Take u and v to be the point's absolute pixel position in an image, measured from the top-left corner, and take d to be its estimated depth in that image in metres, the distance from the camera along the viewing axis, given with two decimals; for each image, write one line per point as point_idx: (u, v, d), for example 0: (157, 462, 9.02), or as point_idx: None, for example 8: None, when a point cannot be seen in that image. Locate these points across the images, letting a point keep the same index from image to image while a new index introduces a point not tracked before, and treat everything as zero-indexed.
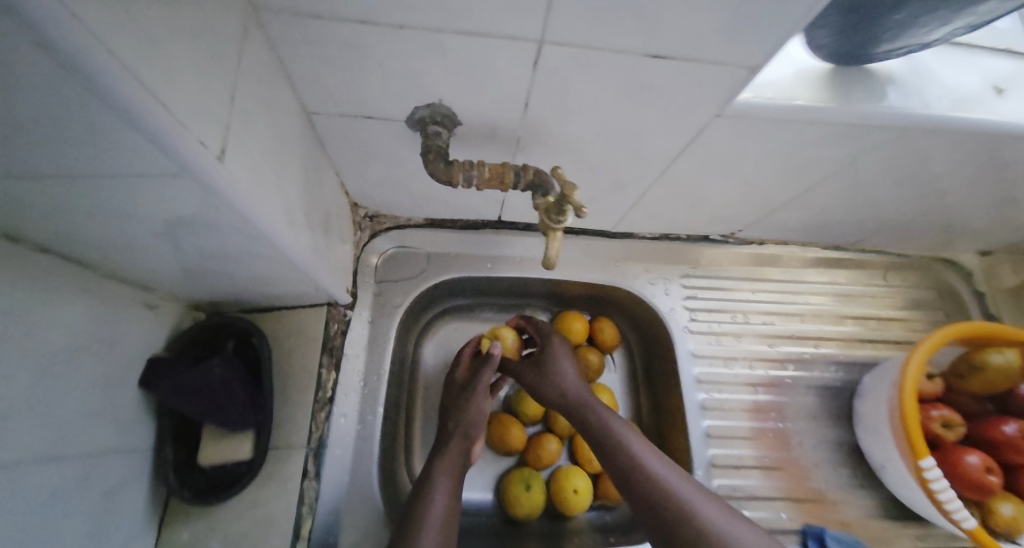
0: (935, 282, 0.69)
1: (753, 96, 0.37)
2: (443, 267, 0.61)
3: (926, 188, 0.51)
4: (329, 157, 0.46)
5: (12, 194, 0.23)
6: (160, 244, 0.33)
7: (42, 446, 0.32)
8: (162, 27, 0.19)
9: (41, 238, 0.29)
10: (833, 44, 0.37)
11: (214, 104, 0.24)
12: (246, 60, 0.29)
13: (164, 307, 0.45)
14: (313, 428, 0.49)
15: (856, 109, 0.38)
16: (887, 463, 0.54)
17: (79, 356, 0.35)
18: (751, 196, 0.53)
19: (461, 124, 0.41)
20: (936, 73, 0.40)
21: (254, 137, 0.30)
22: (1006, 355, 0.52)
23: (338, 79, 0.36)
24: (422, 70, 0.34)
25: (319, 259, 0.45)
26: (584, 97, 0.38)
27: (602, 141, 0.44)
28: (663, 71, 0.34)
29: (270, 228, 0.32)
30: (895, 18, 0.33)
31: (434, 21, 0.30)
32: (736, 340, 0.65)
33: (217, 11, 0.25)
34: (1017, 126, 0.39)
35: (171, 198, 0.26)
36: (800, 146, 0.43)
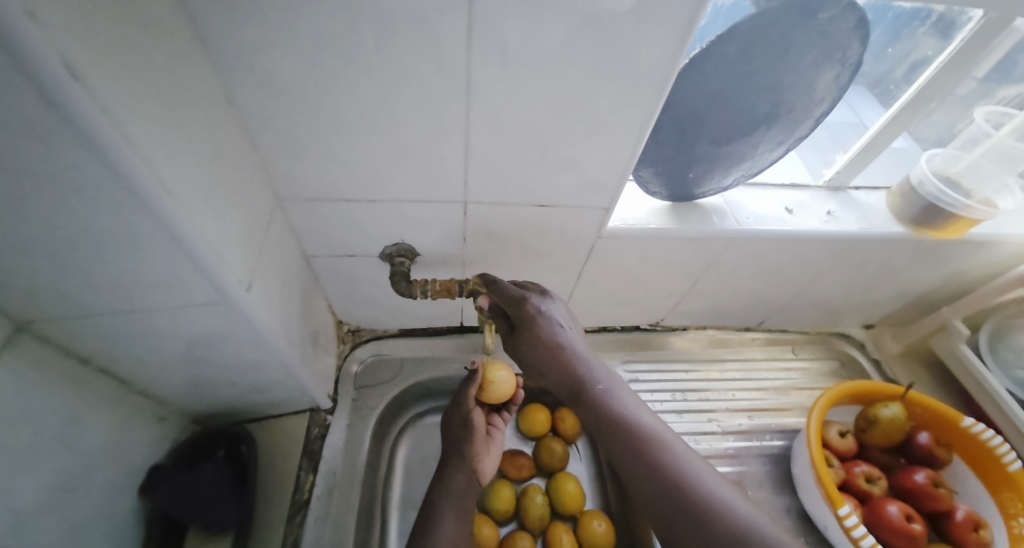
0: (835, 353, 0.80)
1: (619, 224, 0.54)
2: (417, 371, 0.69)
3: (785, 279, 0.66)
4: (321, 286, 0.60)
5: (107, 325, 0.36)
6: (186, 358, 0.43)
7: (52, 540, 0.37)
8: (226, 218, 0.35)
9: (101, 359, 0.40)
10: (664, 190, 0.55)
11: (248, 257, 0.39)
12: (270, 228, 0.45)
13: (171, 420, 0.52)
14: (287, 533, 0.51)
15: (691, 228, 0.55)
16: (827, 523, 0.56)
17: (99, 459, 0.42)
18: (655, 292, 0.68)
19: (420, 255, 0.56)
20: (742, 202, 0.59)
21: (269, 274, 0.44)
22: (891, 409, 0.58)
23: (330, 233, 0.52)
24: (389, 223, 0.51)
25: (307, 367, 0.54)
26: (504, 233, 0.54)
27: (526, 259, 0.59)
28: (550, 214, 0.51)
29: (272, 338, 0.43)
30: (689, 174, 0.52)
31: (395, 196, 0.47)
32: (679, 417, 0.70)
33: (256, 202, 0.41)
34: (808, 232, 0.56)
35: (207, 319, 0.38)
36: (668, 254, 0.58)
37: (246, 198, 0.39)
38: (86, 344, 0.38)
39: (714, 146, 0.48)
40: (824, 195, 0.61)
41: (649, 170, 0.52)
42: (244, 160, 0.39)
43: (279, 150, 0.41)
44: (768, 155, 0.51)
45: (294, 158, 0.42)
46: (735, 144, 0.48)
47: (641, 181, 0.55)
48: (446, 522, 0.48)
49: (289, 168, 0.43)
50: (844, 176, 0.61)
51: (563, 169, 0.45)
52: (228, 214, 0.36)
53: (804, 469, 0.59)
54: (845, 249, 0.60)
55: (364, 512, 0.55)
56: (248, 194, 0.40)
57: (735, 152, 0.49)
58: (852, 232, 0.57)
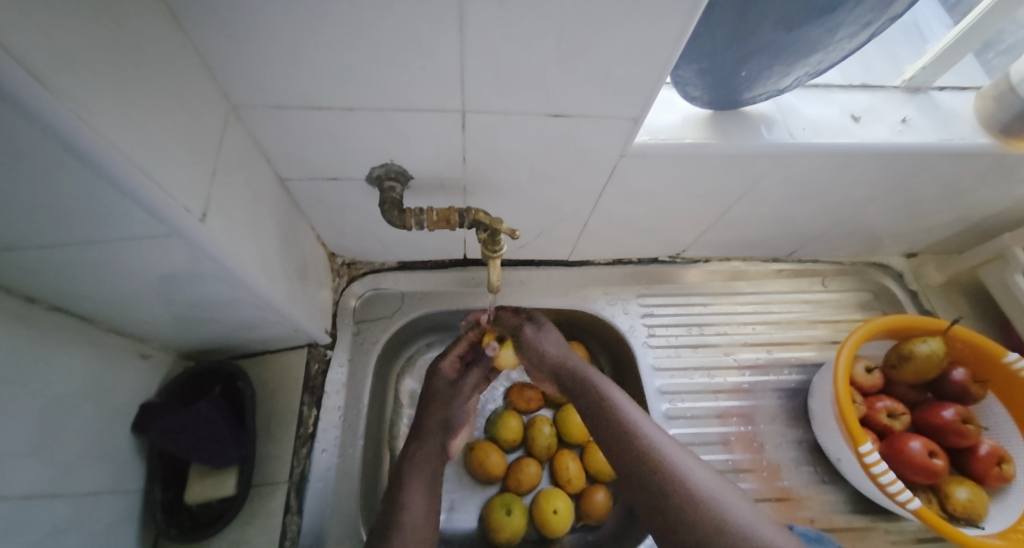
0: (870, 284, 0.74)
1: (648, 138, 0.45)
2: (419, 306, 0.64)
3: (832, 205, 0.58)
4: (304, 215, 0.54)
5: (39, 262, 0.30)
6: (153, 297, 0.38)
7: (45, 484, 0.36)
8: (157, 130, 0.28)
9: (53, 299, 0.36)
10: (705, 94, 0.45)
11: (197, 180, 0.32)
12: (225, 144, 0.37)
13: (157, 358, 0.49)
14: (293, 464, 0.51)
15: (735, 143, 0.45)
16: (840, 455, 0.55)
17: (80, 402, 0.40)
18: (680, 221, 0.60)
19: (414, 179, 0.49)
20: (798, 108, 0.49)
21: (232, 200, 0.37)
22: (929, 344, 0.54)
23: (304, 150, 0.44)
24: (373, 139, 0.42)
25: (296, 304, 0.50)
26: (509, 150, 0.45)
27: (537, 184, 0.51)
28: (567, 126, 0.42)
29: (247, 274, 0.38)
30: (742, 73, 0.41)
31: (375, 103, 0.38)
32: (694, 351, 0.66)
33: (200, 110, 0.33)
34: (874, 145, 0.47)
35: (163, 256, 0.33)
36: (703, 175, 0.50)
37: (184, 104, 0.31)
38: (25, 282, 0.33)
39: (779, 31, 0.36)
40: (901, 97, 0.51)
41: (691, 68, 0.42)
42: (169, 50, 0.30)
43: (218, 38, 0.31)
44: (846, 43, 0.39)
45: (240, 51, 0.32)
46: (807, 29, 0.35)
47: (679, 82, 0.45)
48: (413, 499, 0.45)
49: (237, 66, 0.34)
50: (929, 74, 0.52)
51: (587, 66, 0.35)
52: (160, 124, 0.28)
53: (825, 404, 0.56)
54: (912, 167, 0.51)
55: (370, 442, 0.56)
56: (187, 98, 0.31)
57: (806, 39, 0.37)
58: (929, 145, 0.47)
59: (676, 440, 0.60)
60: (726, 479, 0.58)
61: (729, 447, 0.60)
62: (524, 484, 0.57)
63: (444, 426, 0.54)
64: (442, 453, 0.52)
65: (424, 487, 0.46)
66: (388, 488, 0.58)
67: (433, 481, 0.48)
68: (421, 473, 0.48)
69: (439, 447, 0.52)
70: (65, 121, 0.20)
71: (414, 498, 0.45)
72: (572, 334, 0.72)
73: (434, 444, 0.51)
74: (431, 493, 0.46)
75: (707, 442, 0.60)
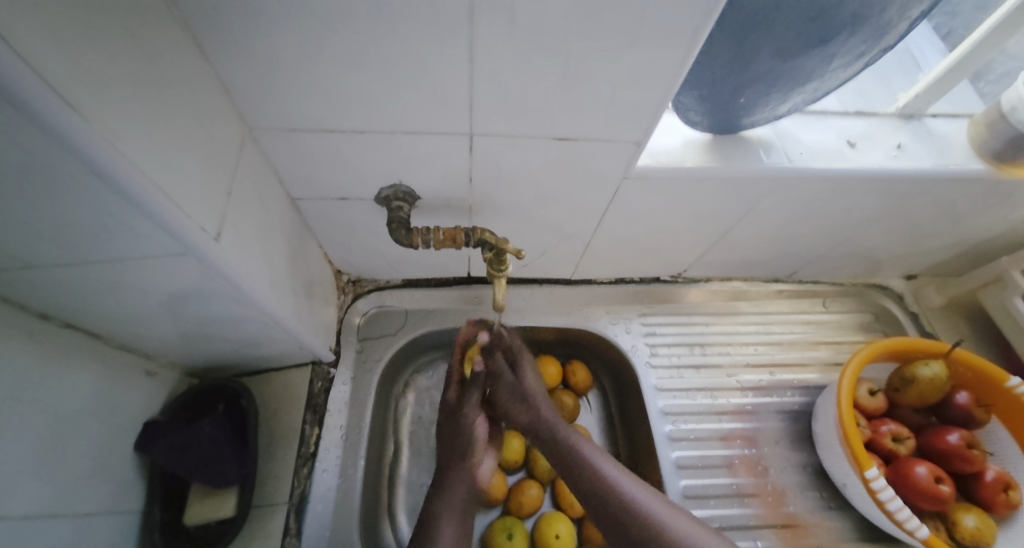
0: (871, 306, 0.74)
1: (650, 161, 0.46)
2: (423, 323, 0.64)
3: (831, 227, 0.59)
4: (313, 233, 0.55)
5: (57, 281, 0.31)
6: (163, 315, 0.39)
7: (46, 502, 0.36)
8: (177, 152, 0.29)
9: (66, 316, 0.36)
10: (705, 120, 0.46)
11: (213, 201, 0.33)
12: (241, 166, 0.38)
13: (162, 375, 0.49)
14: (294, 484, 0.50)
15: (736, 167, 0.46)
16: (846, 480, 0.55)
17: (85, 419, 0.40)
18: (682, 241, 0.61)
19: (421, 199, 0.50)
20: (795, 134, 0.51)
21: (245, 220, 0.38)
22: (931, 368, 0.54)
23: (316, 171, 0.45)
24: (383, 161, 0.44)
25: (302, 321, 0.50)
26: (516, 173, 0.47)
27: (542, 204, 0.52)
28: (572, 149, 0.43)
29: (257, 292, 0.39)
30: (741, 100, 0.42)
31: (386, 126, 0.39)
32: (696, 372, 0.66)
33: (219, 135, 0.34)
34: (871, 170, 0.48)
35: (177, 275, 0.33)
36: (704, 198, 0.51)
37: (204, 127, 0.32)
38: (41, 300, 0.33)
39: (776, 60, 0.37)
40: (894, 124, 0.53)
41: (692, 94, 0.43)
42: (192, 76, 0.31)
43: (237, 63, 0.33)
44: (841, 73, 0.40)
45: (259, 76, 0.34)
46: (804, 57, 0.37)
47: (679, 108, 0.46)
48: (445, 538, 0.44)
49: (252, 87, 0.35)
50: (922, 102, 0.53)
51: (592, 91, 0.36)
52: (180, 147, 0.29)
53: (829, 428, 0.56)
54: (908, 191, 0.52)
55: (371, 462, 0.56)
56: (207, 122, 0.33)
57: (802, 69, 0.38)
58: (924, 170, 0.49)
59: (680, 462, 0.59)
60: (731, 504, 0.57)
61: (734, 470, 0.59)
62: (526, 507, 0.56)
63: (462, 453, 0.50)
64: (471, 484, 0.49)
65: (456, 521, 0.46)
66: (388, 509, 0.57)
67: (464, 517, 0.47)
68: (453, 508, 0.46)
69: (464, 478, 0.49)
70: (92, 145, 0.21)
71: (446, 534, 0.44)
72: (575, 353, 0.72)
73: (458, 475, 0.49)
74: (461, 528, 0.46)
75: (711, 465, 0.59)
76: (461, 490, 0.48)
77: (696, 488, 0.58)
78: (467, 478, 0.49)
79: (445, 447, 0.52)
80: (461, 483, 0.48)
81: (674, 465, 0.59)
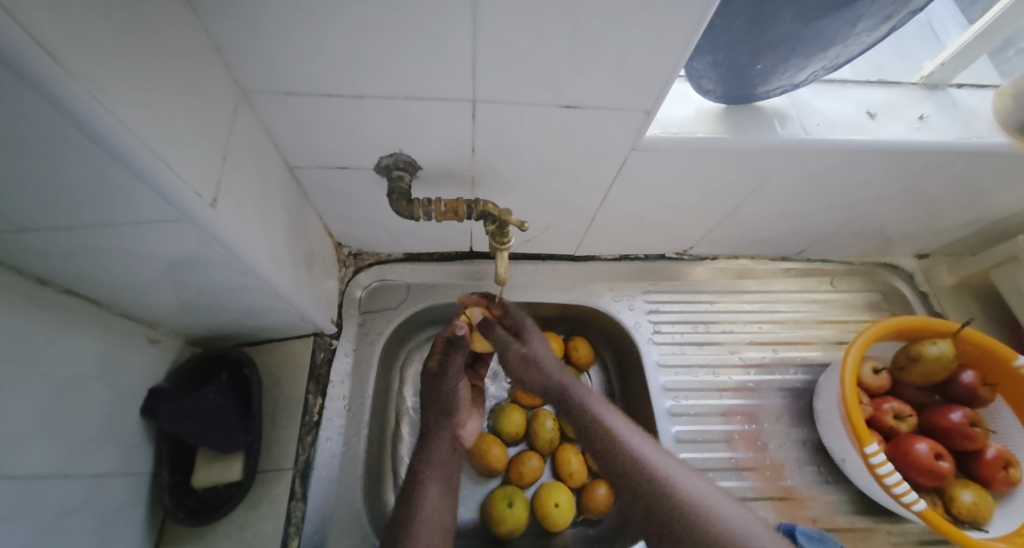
0: (880, 285, 0.73)
1: (659, 132, 0.44)
2: (425, 297, 0.64)
3: (844, 203, 0.57)
4: (312, 203, 0.54)
5: (52, 244, 0.31)
6: (162, 283, 0.39)
7: (56, 464, 0.36)
8: (169, 113, 0.27)
9: (65, 281, 0.36)
10: (719, 88, 0.44)
11: (207, 165, 0.32)
12: (236, 130, 0.37)
13: (166, 343, 0.50)
14: (299, 451, 0.51)
15: (749, 138, 0.45)
16: (845, 455, 0.55)
17: (89, 385, 0.40)
18: (689, 217, 0.60)
19: (422, 169, 0.48)
20: (813, 104, 0.48)
21: (242, 187, 0.37)
22: (939, 346, 0.53)
23: (314, 138, 0.43)
24: (382, 128, 0.42)
25: (303, 292, 0.50)
26: (519, 142, 0.45)
27: (546, 176, 0.50)
28: (578, 117, 0.42)
29: (256, 261, 0.38)
30: (757, 67, 0.40)
31: (385, 90, 0.38)
32: (699, 349, 0.66)
33: (212, 95, 0.33)
34: (890, 143, 0.46)
35: (174, 241, 0.33)
36: (714, 171, 0.49)
37: (196, 88, 0.31)
38: (39, 264, 0.33)
39: (797, 22, 0.35)
40: (918, 94, 0.50)
41: (706, 61, 0.41)
42: (181, 32, 0.29)
43: (228, 22, 0.31)
44: (866, 37, 0.38)
45: (252, 37, 0.32)
46: (826, 20, 0.35)
47: (692, 75, 0.44)
48: (430, 492, 0.50)
49: (245, 49, 0.33)
50: (948, 71, 0.50)
51: (601, 57, 0.35)
52: (171, 107, 0.28)
53: (831, 405, 0.56)
54: (927, 166, 0.50)
55: (374, 431, 0.57)
56: (200, 83, 0.31)
57: (826, 32, 0.36)
58: (947, 143, 0.46)
59: (679, 437, 0.59)
60: (729, 477, 0.58)
61: (733, 445, 0.60)
62: (526, 477, 0.57)
63: (444, 415, 0.55)
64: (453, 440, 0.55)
65: (440, 476, 0.52)
66: (391, 477, 0.58)
67: (449, 472, 0.53)
68: (437, 465, 0.53)
69: (448, 435, 0.55)
70: (82, 103, 0.20)
71: (430, 491, 0.51)
72: (576, 329, 0.72)
73: (442, 435, 0.55)
74: (444, 486, 0.52)
75: (711, 440, 0.60)
76: (444, 449, 0.54)
77: (694, 461, 0.58)
78: (452, 435, 0.55)
79: (429, 406, 0.55)
80: (445, 442, 0.54)
81: (673, 439, 0.59)
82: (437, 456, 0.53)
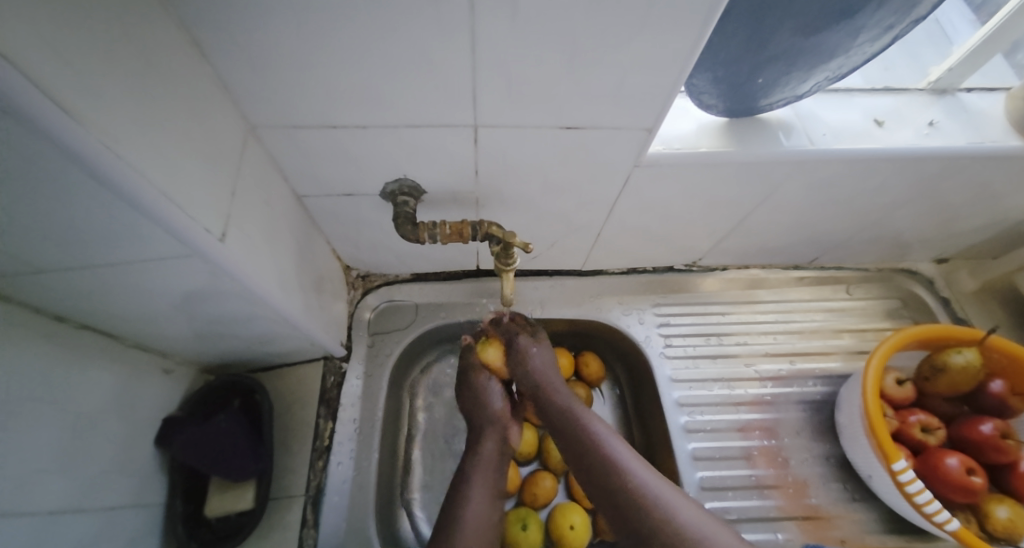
0: (898, 291, 0.71)
1: (662, 148, 0.44)
2: (433, 317, 0.64)
3: (856, 210, 0.56)
4: (320, 229, 0.55)
5: (68, 284, 0.32)
6: (177, 315, 0.39)
7: (71, 500, 0.37)
8: (179, 154, 0.28)
9: (81, 318, 0.37)
10: (720, 103, 0.44)
11: (217, 201, 0.32)
12: (244, 164, 0.38)
13: (179, 372, 0.50)
14: (310, 477, 0.51)
15: (753, 151, 0.44)
16: (871, 472, 0.53)
17: (105, 418, 0.41)
18: (696, 231, 0.59)
19: (427, 193, 0.49)
20: (818, 114, 0.48)
21: (251, 220, 0.38)
22: (964, 355, 0.51)
23: (321, 168, 0.44)
24: (387, 156, 0.43)
25: (312, 317, 0.50)
26: (522, 163, 0.45)
27: (550, 194, 0.50)
28: (580, 138, 0.42)
29: (264, 289, 0.39)
30: (758, 80, 0.40)
31: (389, 120, 0.38)
32: (712, 362, 0.64)
33: (222, 135, 0.34)
34: (899, 150, 0.45)
35: (186, 275, 0.33)
36: (718, 185, 0.49)
37: (206, 127, 0.32)
38: (56, 303, 0.34)
39: (796, 36, 0.35)
40: (926, 99, 0.50)
41: (705, 77, 0.41)
42: (190, 76, 0.31)
43: (236, 62, 0.32)
44: (868, 47, 0.38)
45: (257, 73, 0.33)
46: (827, 33, 0.35)
47: (692, 92, 0.44)
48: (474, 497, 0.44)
49: (252, 85, 0.34)
50: (955, 76, 0.50)
51: (600, 78, 0.35)
52: (180, 147, 0.28)
53: (854, 418, 0.53)
54: (939, 171, 0.49)
55: (385, 454, 0.56)
56: (207, 120, 0.32)
57: (826, 44, 0.36)
58: (959, 148, 0.45)
59: (695, 454, 0.58)
60: (750, 496, 0.56)
61: (752, 462, 0.58)
62: (540, 498, 0.56)
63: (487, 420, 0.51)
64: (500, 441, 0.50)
65: (486, 481, 0.46)
66: (403, 500, 0.57)
67: (497, 478, 0.47)
68: (483, 470, 0.47)
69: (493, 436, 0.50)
70: (94, 153, 0.21)
71: (476, 495, 0.45)
72: (587, 344, 0.71)
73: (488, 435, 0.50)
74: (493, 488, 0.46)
75: (728, 457, 0.58)
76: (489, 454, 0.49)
77: (712, 480, 0.56)
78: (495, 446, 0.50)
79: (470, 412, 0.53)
80: (491, 442, 0.50)
81: (689, 457, 0.58)
82: (483, 456, 0.48)
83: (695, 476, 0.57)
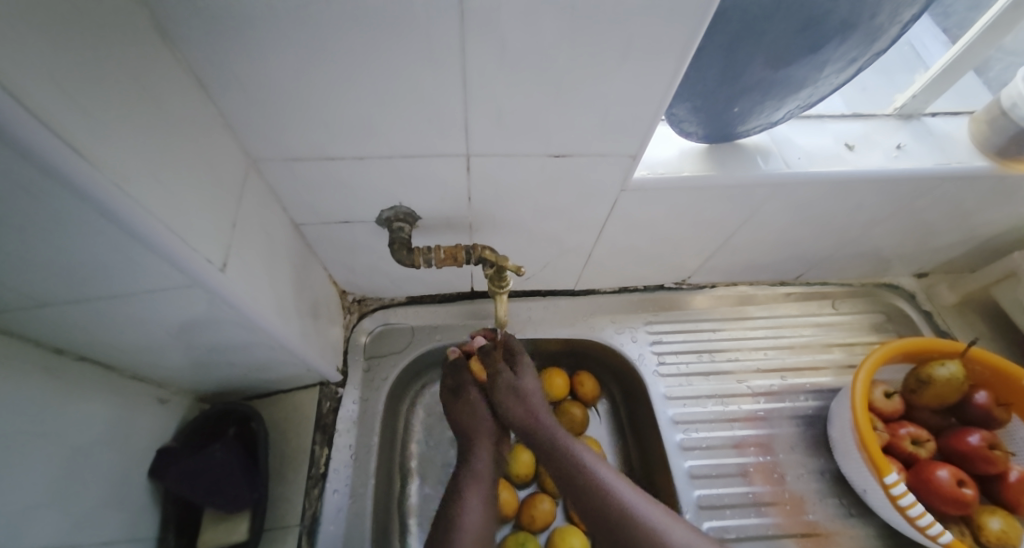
0: (881, 305, 0.73)
1: (647, 173, 0.46)
2: (429, 340, 0.64)
3: (835, 228, 0.58)
4: (317, 255, 0.56)
5: (71, 317, 0.32)
6: (175, 344, 0.40)
7: (64, 534, 0.36)
8: (183, 189, 0.30)
9: (80, 349, 0.37)
10: (700, 130, 0.47)
11: (218, 232, 0.34)
12: (245, 196, 0.39)
13: (174, 401, 0.50)
14: (306, 506, 0.51)
15: (733, 175, 0.46)
16: (866, 487, 0.53)
17: (99, 450, 0.41)
18: (684, 250, 0.61)
19: (422, 219, 0.50)
20: (793, 139, 0.50)
21: (250, 249, 0.39)
22: (948, 367, 0.53)
23: (319, 197, 0.46)
24: (383, 186, 0.45)
25: (309, 342, 0.51)
26: (513, 189, 0.47)
27: (541, 218, 0.52)
28: (567, 165, 0.44)
29: (262, 316, 0.39)
30: (734, 109, 0.42)
31: (385, 151, 0.40)
32: (706, 379, 0.65)
33: (224, 169, 0.36)
34: (871, 171, 0.47)
35: (186, 305, 0.34)
36: (701, 207, 0.51)
37: (209, 162, 0.34)
38: (57, 336, 0.35)
39: (767, 70, 0.38)
40: (893, 124, 0.53)
41: (685, 106, 0.44)
42: (195, 114, 0.32)
43: (239, 100, 0.34)
44: (834, 78, 0.40)
45: (259, 110, 0.35)
46: (794, 66, 0.37)
47: (673, 120, 0.47)
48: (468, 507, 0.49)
49: (254, 122, 0.36)
50: (920, 102, 0.53)
51: (583, 110, 0.37)
52: (184, 182, 0.30)
53: (845, 432, 0.54)
54: (910, 191, 0.51)
55: (381, 480, 0.56)
56: (210, 156, 0.34)
57: (794, 76, 0.38)
58: (926, 169, 0.48)
59: (692, 472, 0.58)
60: (748, 514, 0.56)
61: (749, 479, 0.58)
62: (538, 522, 0.55)
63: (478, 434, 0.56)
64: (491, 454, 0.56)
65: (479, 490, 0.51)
66: (399, 528, 0.56)
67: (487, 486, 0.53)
68: (476, 480, 0.52)
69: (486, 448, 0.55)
70: (102, 190, 0.22)
71: (470, 504, 0.50)
72: (581, 363, 0.71)
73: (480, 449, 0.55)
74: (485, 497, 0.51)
75: (725, 474, 0.58)
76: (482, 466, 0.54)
77: (710, 499, 0.56)
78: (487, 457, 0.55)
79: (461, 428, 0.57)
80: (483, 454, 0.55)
81: (686, 475, 0.58)
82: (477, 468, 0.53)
83: (693, 495, 0.56)
